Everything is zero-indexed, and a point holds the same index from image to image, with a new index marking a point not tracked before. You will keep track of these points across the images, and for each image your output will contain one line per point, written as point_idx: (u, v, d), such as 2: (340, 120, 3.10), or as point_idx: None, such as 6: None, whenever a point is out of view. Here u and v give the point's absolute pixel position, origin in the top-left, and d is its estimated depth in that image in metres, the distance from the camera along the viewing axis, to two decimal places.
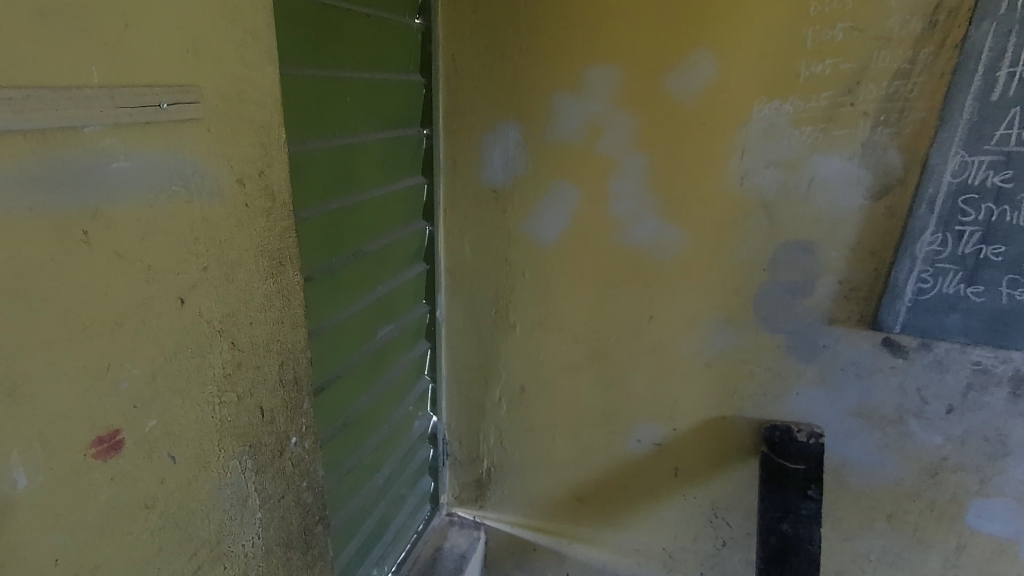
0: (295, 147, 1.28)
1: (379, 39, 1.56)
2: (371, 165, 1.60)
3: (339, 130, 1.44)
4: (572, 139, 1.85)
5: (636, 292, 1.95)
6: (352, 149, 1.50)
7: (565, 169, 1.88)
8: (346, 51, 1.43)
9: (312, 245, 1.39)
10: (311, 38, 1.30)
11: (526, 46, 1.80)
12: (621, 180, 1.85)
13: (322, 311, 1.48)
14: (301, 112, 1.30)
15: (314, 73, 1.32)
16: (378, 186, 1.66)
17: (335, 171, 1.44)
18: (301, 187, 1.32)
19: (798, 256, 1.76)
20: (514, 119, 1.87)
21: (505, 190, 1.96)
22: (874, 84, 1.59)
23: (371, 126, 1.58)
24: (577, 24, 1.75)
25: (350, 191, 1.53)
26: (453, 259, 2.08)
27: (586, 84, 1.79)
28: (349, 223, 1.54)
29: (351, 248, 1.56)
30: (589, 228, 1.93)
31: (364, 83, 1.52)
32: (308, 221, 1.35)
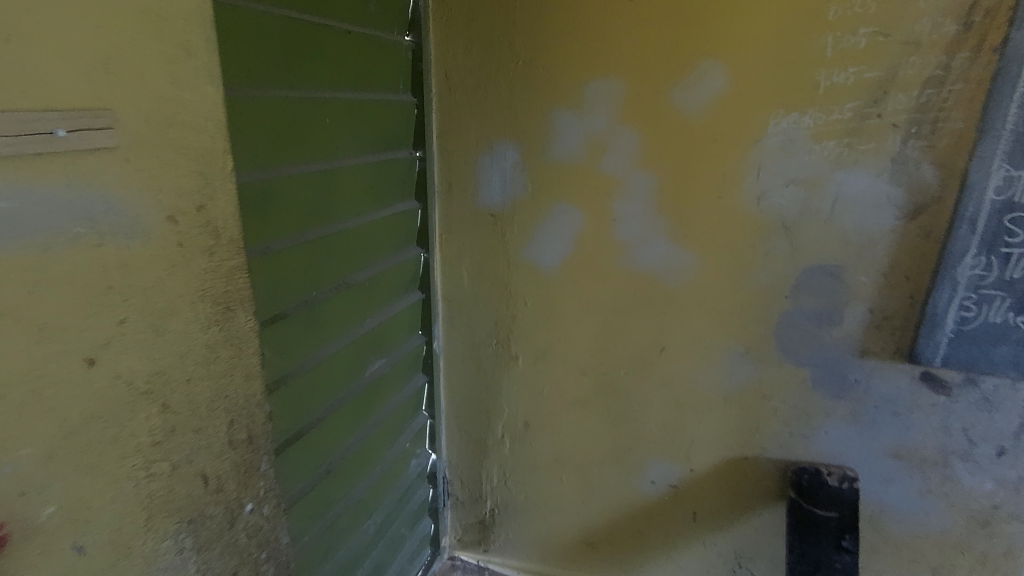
0: (264, 174, 1.17)
1: (362, 57, 1.47)
2: (355, 191, 1.50)
3: (316, 154, 1.34)
4: (573, 158, 1.73)
5: (647, 321, 1.81)
6: (332, 174, 1.39)
7: (566, 190, 1.76)
8: (325, 69, 1.33)
9: (287, 278, 1.27)
10: (283, 57, 1.20)
11: (522, 62, 1.69)
12: (626, 201, 1.72)
13: (302, 349, 1.35)
14: (272, 137, 1.19)
15: (287, 93, 1.21)
16: (363, 213, 1.55)
17: (313, 198, 1.34)
18: (273, 216, 1.21)
19: (824, 281, 1.61)
20: (512, 138, 1.76)
21: (503, 214, 1.84)
22: (903, 93, 1.44)
23: (354, 148, 1.47)
24: (576, 36, 1.64)
25: (332, 218, 1.42)
26: (451, 287, 1.96)
27: (587, 100, 1.68)
28: (330, 253, 1.42)
29: (333, 280, 1.45)
30: (594, 254, 1.80)
31: (346, 104, 1.41)
32: (283, 253, 1.24)
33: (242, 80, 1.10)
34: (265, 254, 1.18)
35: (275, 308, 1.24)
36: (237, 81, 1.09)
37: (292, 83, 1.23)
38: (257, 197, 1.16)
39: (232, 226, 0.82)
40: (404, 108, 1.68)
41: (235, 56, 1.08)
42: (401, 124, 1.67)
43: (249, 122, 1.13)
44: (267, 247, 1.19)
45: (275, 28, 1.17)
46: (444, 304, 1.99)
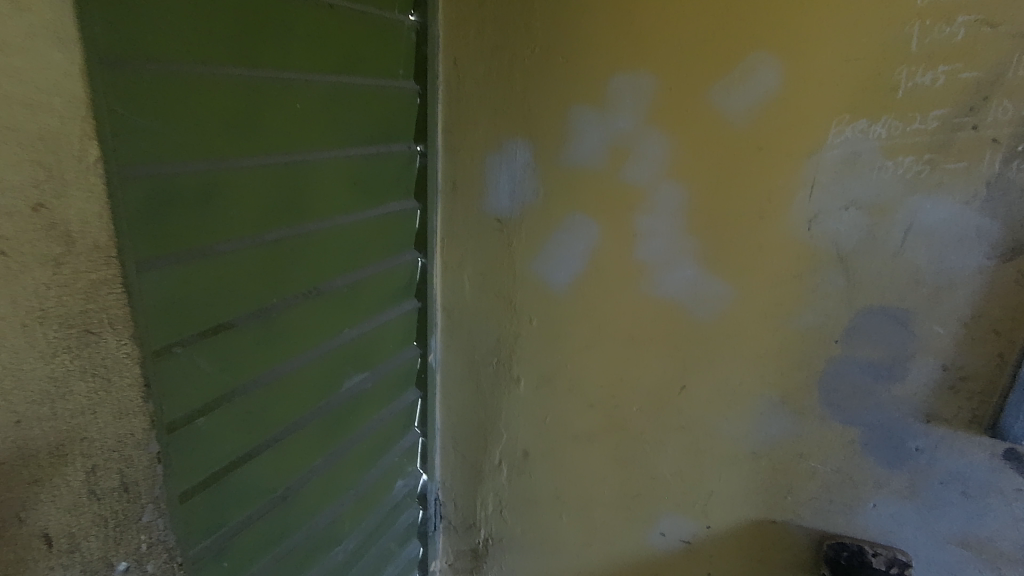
0: (208, 165, 1.05)
1: (349, 37, 1.31)
2: (331, 188, 1.34)
3: (280, 145, 1.19)
4: (592, 163, 1.52)
5: (665, 354, 1.57)
6: (299, 169, 1.24)
7: (582, 199, 1.56)
8: (292, 49, 1.17)
9: (237, 282, 1.14)
10: (230, 31, 1.05)
11: (539, 50, 1.49)
12: (651, 216, 1.49)
13: (255, 363, 1.22)
14: (218, 125, 1.06)
15: (235, 74, 1.07)
16: (342, 212, 1.39)
17: (274, 194, 1.20)
18: (220, 214, 1.09)
19: (885, 327, 1.32)
20: (525, 136, 1.57)
21: (511, 221, 1.65)
22: (1010, 101, 1.13)
23: (330, 141, 1.32)
24: (602, 22, 1.41)
25: (302, 216, 1.28)
26: (451, 297, 1.78)
27: (612, 95, 1.45)
28: (297, 257, 1.28)
29: (299, 287, 1.30)
30: (609, 272, 1.57)
31: (320, 89, 1.26)
32: (234, 255, 1.12)
33: (172, 58, 0.96)
34: (209, 256, 1.07)
35: (221, 315, 1.12)
36: (175, 56, 0.96)
37: (245, 61, 1.08)
38: (199, 193, 1.05)
39: (95, 229, 0.66)
40: (400, 98, 1.52)
41: (159, 28, 0.93)
42: (396, 114, 1.51)
43: (184, 107, 0.99)
44: (211, 248, 1.08)
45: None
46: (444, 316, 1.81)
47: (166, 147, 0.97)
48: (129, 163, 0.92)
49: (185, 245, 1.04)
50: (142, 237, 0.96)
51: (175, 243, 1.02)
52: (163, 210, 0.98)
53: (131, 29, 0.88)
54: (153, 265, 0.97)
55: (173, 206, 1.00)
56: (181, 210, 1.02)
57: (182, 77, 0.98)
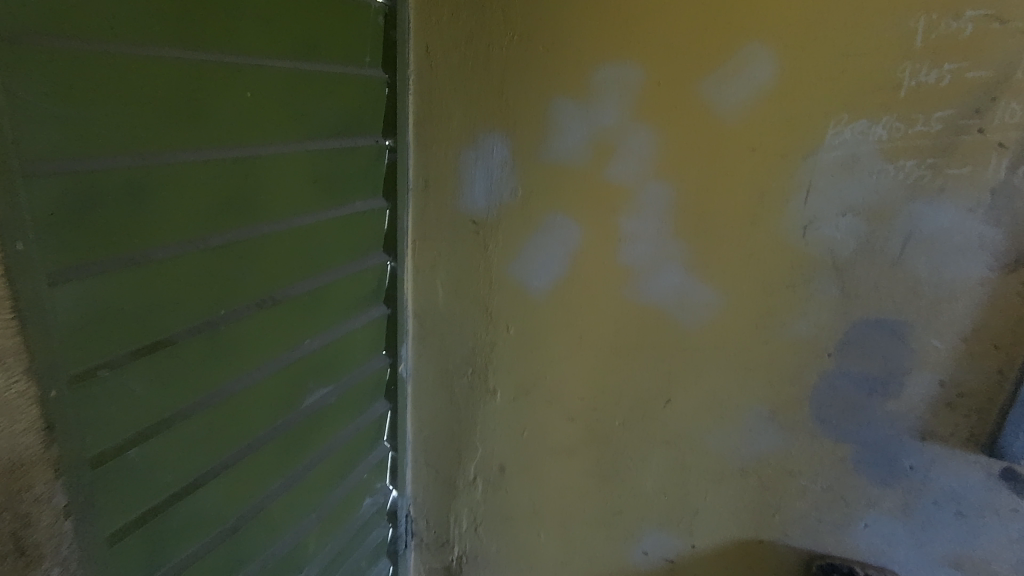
0: (140, 160, 0.92)
1: (306, 19, 1.18)
2: (287, 186, 1.21)
3: (227, 137, 1.06)
4: (574, 161, 1.42)
5: (650, 364, 1.48)
6: (250, 164, 1.11)
7: (563, 200, 1.46)
8: (240, 29, 1.05)
9: (178, 292, 1.01)
10: (165, 5, 0.91)
11: (518, 38, 1.38)
12: (635, 219, 1.40)
13: (200, 381, 1.09)
14: (151, 113, 0.93)
15: (172, 56, 0.93)
16: (302, 213, 1.26)
17: (221, 192, 1.07)
18: (156, 216, 0.96)
19: (881, 339, 1.26)
20: (502, 131, 1.46)
21: (487, 222, 1.54)
22: (1018, 102, 1.07)
23: (285, 133, 1.19)
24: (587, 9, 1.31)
25: (254, 217, 1.15)
26: (423, 302, 1.66)
27: (596, 88, 1.35)
28: (250, 262, 1.15)
29: (252, 295, 1.17)
30: (592, 277, 1.48)
31: (272, 74, 1.13)
32: (174, 262, 0.99)
33: (90, 34, 0.83)
34: (142, 264, 0.94)
35: (160, 329, 0.99)
36: (96, 32, 0.83)
37: (183, 40, 0.95)
38: (129, 192, 0.91)
39: None
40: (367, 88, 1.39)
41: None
42: (363, 105, 1.39)
43: (108, 93, 0.86)
44: (147, 254, 0.95)
45: None
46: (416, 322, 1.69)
47: (86, 137, 0.84)
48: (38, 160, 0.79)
49: (113, 252, 0.91)
50: (57, 244, 0.83)
51: (101, 249, 0.89)
52: (83, 212, 0.85)
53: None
54: (70, 279, 0.84)
55: (94, 207, 0.87)
56: (107, 211, 0.89)
57: (105, 57, 0.84)
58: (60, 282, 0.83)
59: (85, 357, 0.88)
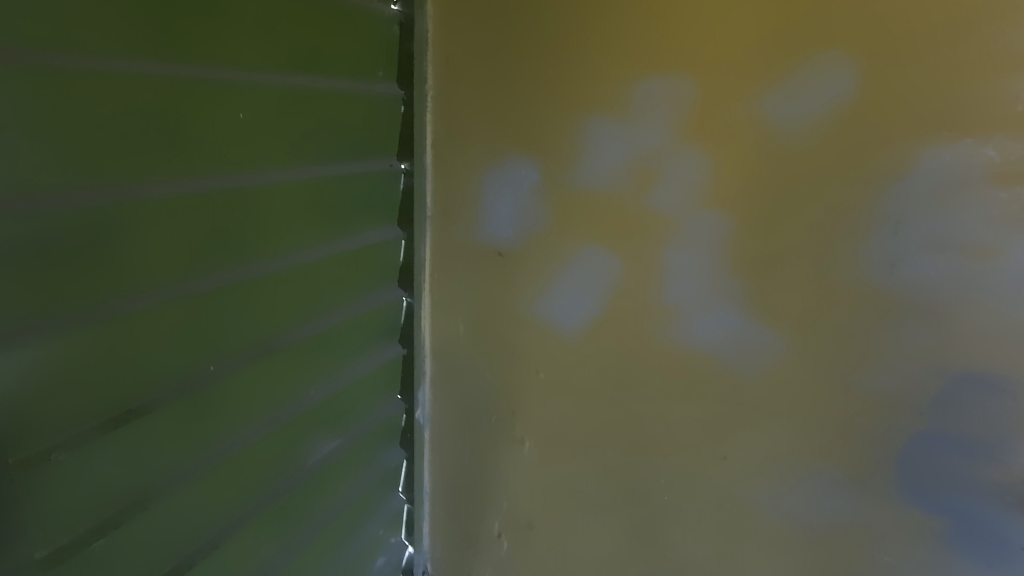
0: (106, 196, 0.78)
1: (302, 30, 1.05)
2: (283, 220, 1.07)
3: (211, 167, 0.92)
4: (612, 186, 1.24)
5: (699, 417, 1.29)
6: (237, 197, 0.97)
7: (598, 230, 1.28)
8: (225, 40, 0.91)
9: (155, 346, 0.88)
10: (131, 14, 0.78)
11: (548, 48, 1.23)
12: (680, 252, 1.22)
13: (182, 450, 0.95)
14: (120, 141, 0.79)
15: (141, 72, 0.80)
16: (299, 249, 1.12)
17: (205, 230, 0.93)
18: (126, 261, 0.82)
19: (983, 396, 1.06)
20: (532, 153, 1.29)
21: (515, 253, 1.37)
22: None
23: (282, 161, 1.04)
24: (626, 14, 1.16)
25: (247, 256, 1.01)
26: (443, 341, 1.50)
27: (637, 105, 1.19)
28: (239, 308, 1.01)
29: (241, 346, 1.02)
30: (631, 317, 1.30)
31: (266, 93, 0.99)
32: (145, 314, 0.85)
33: (35, 49, 0.70)
34: (107, 318, 0.80)
35: (130, 392, 0.85)
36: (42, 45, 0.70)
37: (155, 54, 0.82)
38: (94, 235, 0.77)
39: None
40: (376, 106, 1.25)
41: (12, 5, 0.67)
42: (372, 125, 1.25)
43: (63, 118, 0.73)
44: (112, 305, 0.81)
45: None
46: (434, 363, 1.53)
47: (35, 170, 0.71)
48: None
49: (69, 305, 0.77)
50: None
51: (53, 303, 0.75)
52: (31, 261, 0.72)
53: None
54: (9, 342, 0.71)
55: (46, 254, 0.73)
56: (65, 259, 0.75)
57: (55, 77, 0.71)
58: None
59: (32, 433, 0.75)
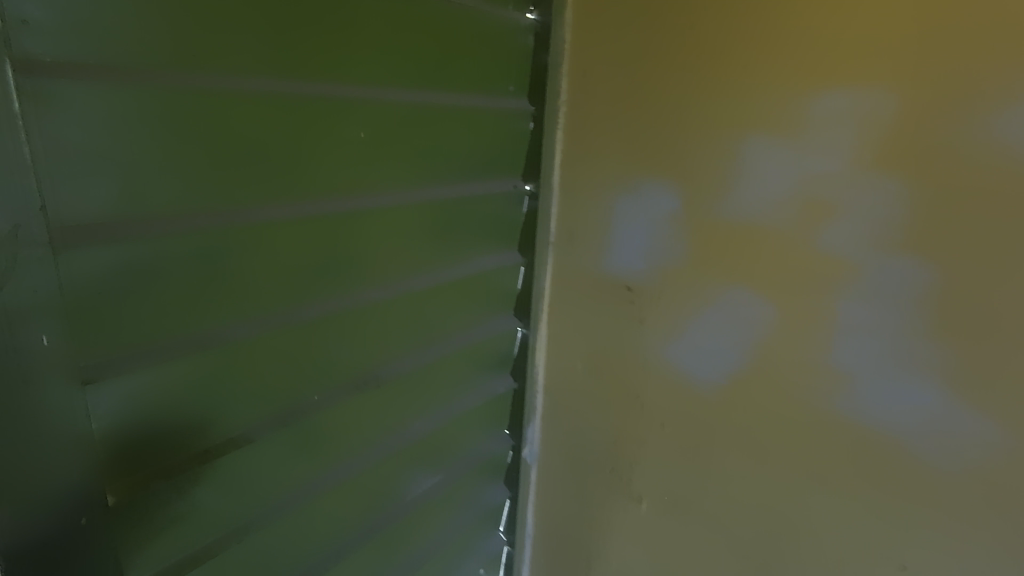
0: (219, 218, 0.77)
1: (426, 44, 1.00)
2: (394, 244, 1.03)
3: (324, 188, 0.90)
4: (772, 219, 1.04)
5: (861, 506, 1.06)
6: (345, 221, 0.93)
7: (749, 270, 1.08)
8: (338, 54, 0.87)
9: (256, 373, 0.86)
10: (245, 28, 0.76)
11: (696, 55, 1.06)
12: (851, 304, 1.00)
13: (278, 481, 0.93)
14: (231, 162, 0.78)
15: (252, 90, 0.78)
16: (411, 274, 1.08)
17: (313, 254, 0.90)
18: (233, 287, 0.81)
19: None
20: (673, 177, 1.12)
21: (645, 289, 1.21)
22: None
23: (393, 181, 1.00)
24: (793, 12, 0.96)
25: (356, 281, 0.98)
26: (558, 378, 1.37)
27: (812, 125, 0.98)
28: (344, 337, 0.97)
29: (344, 376, 0.99)
30: (783, 376, 1.09)
31: (378, 110, 0.94)
32: (251, 341, 0.84)
33: (147, 66, 0.68)
34: (213, 346, 0.79)
35: (230, 419, 0.84)
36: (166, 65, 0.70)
37: (267, 70, 0.80)
38: (202, 260, 0.77)
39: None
40: (499, 122, 1.17)
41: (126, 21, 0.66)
42: (493, 143, 1.17)
43: (176, 138, 0.72)
44: (216, 333, 0.80)
45: None
46: (547, 401, 1.41)
47: (138, 189, 0.70)
48: (72, 220, 0.65)
49: (176, 332, 0.76)
50: (104, 322, 0.70)
51: (161, 330, 0.75)
52: (140, 284, 0.72)
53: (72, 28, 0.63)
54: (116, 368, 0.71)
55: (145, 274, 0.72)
56: (173, 282, 0.75)
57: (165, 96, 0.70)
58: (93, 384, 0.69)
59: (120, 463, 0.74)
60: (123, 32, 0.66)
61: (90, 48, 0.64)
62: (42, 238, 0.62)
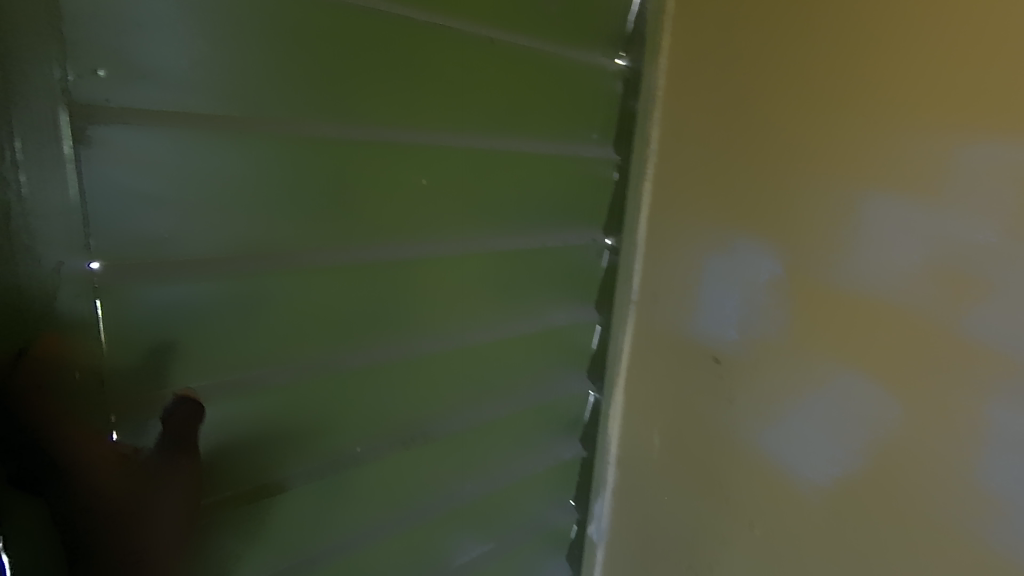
0: (263, 261, 0.76)
1: (502, 87, 0.95)
2: (458, 294, 0.98)
3: (387, 234, 0.87)
4: (897, 296, 0.86)
5: None
6: (407, 269, 0.91)
7: (865, 353, 0.91)
8: (412, 100, 0.86)
9: (297, 417, 0.84)
10: (317, 74, 0.76)
11: (807, 103, 0.93)
12: (1008, 410, 0.79)
13: (322, 526, 0.92)
14: (289, 205, 0.77)
15: (318, 134, 0.77)
16: (476, 326, 1.03)
17: (369, 299, 0.88)
18: (284, 332, 0.80)
19: None
20: (776, 238, 0.98)
21: (735, 362, 1.06)
22: None
23: (463, 230, 0.96)
24: (940, 53, 0.80)
25: (412, 330, 0.94)
26: (632, 450, 1.24)
27: (955, 184, 0.80)
28: (396, 387, 0.94)
29: (390, 428, 0.95)
30: (909, 487, 0.89)
31: (450, 157, 0.91)
32: (297, 386, 0.82)
33: (210, 111, 0.69)
34: (252, 388, 0.79)
35: (269, 464, 0.83)
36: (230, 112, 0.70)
37: (336, 115, 0.79)
38: (254, 302, 0.77)
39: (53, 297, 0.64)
40: (578, 171, 1.10)
41: (200, 69, 0.68)
42: (573, 192, 1.10)
43: (239, 181, 0.73)
44: (261, 377, 0.79)
45: (306, 27, 0.74)
46: (620, 475, 1.27)
47: (190, 229, 0.71)
48: (124, 256, 0.67)
49: (221, 373, 0.77)
50: (152, 358, 0.72)
51: (207, 370, 0.76)
52: (192, 324, 0.73)
53: (143, 74, 0.65)
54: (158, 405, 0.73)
55: (186, 316, 0.73)
56: (224, 323, 0.75)
57: (224, 141, 0.71)
58: (120, 426, 0.71)
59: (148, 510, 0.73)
60: (196, 79, 0.68)
61: (159, 95, 0.66)
62: (84, 275, 0.65)
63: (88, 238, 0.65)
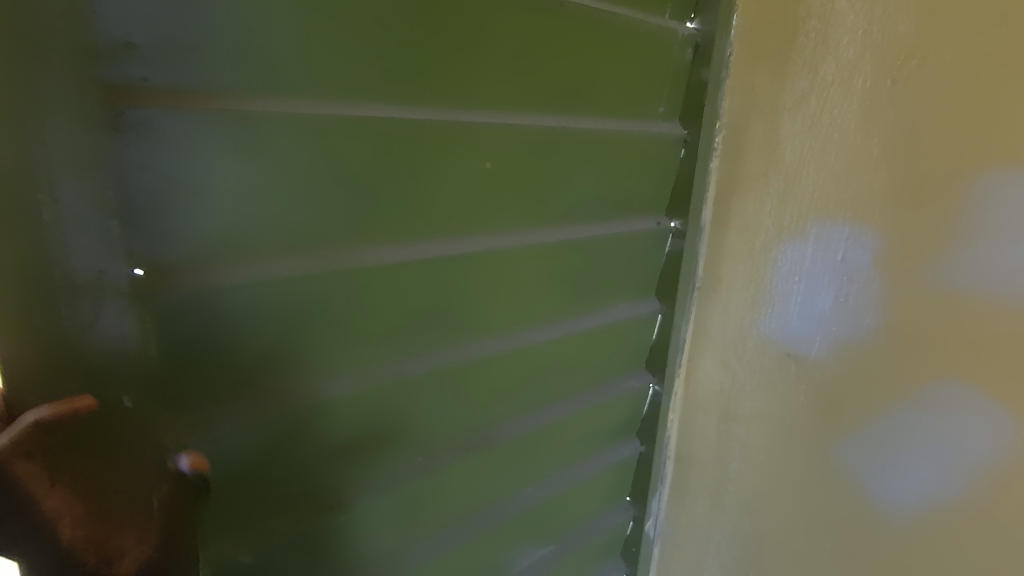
0: (320, 259, 0.70)
1: (571, 58, 0.86)
2: (511, 291, 0.92)
3: (450, 227, 0.81)
4: (1014, 296, 0.75)
5: None
6: (461, 269, 0.84)
7: (966, 361, 0.80)
8: (479, 73, 0.78)
9: (355, 423, 0.79)
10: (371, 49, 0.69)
11: (919, 69, 0.81)
12: None
13: (386, 534, 0.88)
14: (351, 197, 0.71)
15: (371, 119, 0.70)
16: (530, 323, 0.96)
17: (429, 297, 0.82)
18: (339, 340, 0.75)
19: None
20: (862, 225, 0.88)
21: (811, 364, 0.96)
22: None
23: (516, 223, 0.89)
24: None
25: (473, 329, 0.89)
26: (690, 447, 1.17)
27: None
28: (450, 395, 0.89)
29: (442, 436, 0.90)
30: (1018, 515, 0.78)
31: (505, 141, 0.84)
32: (350, 396, 0.77)
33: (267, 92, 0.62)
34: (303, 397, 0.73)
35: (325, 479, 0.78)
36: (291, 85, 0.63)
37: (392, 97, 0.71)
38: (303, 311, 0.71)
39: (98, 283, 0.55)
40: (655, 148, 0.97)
41: None
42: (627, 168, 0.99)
43: (287, 178, 0.65)
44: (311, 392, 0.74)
45: None
46: (678, 474, 1.20)
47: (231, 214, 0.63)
48: (161, 243, 0.59)
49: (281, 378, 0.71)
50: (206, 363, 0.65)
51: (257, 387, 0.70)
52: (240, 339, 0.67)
53: None
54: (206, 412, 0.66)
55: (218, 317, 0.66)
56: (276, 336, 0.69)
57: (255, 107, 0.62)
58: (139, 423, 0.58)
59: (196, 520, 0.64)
60: None
61: None
62: (124, 282, 0.57)
63: (128, 242, 0.57)
